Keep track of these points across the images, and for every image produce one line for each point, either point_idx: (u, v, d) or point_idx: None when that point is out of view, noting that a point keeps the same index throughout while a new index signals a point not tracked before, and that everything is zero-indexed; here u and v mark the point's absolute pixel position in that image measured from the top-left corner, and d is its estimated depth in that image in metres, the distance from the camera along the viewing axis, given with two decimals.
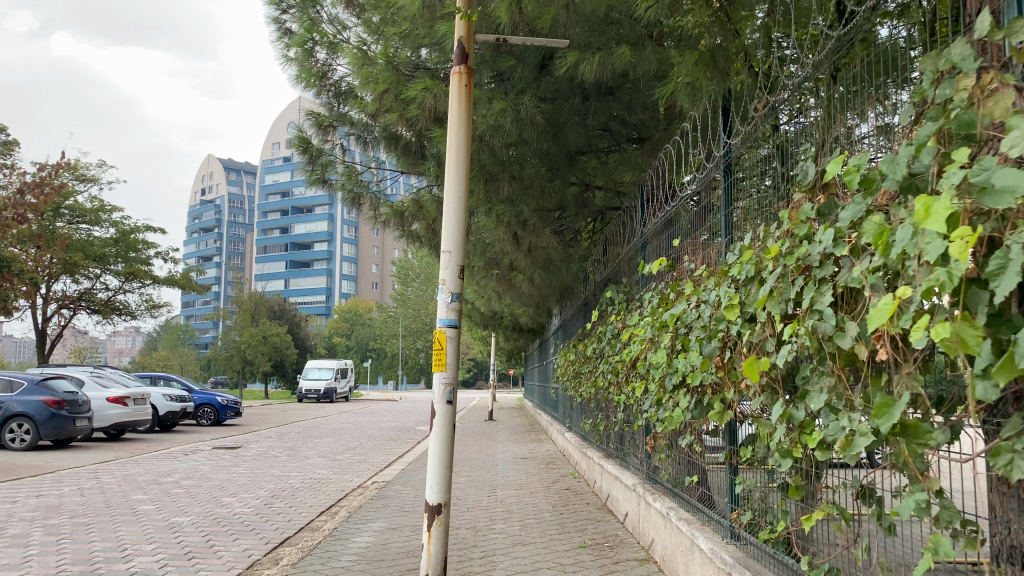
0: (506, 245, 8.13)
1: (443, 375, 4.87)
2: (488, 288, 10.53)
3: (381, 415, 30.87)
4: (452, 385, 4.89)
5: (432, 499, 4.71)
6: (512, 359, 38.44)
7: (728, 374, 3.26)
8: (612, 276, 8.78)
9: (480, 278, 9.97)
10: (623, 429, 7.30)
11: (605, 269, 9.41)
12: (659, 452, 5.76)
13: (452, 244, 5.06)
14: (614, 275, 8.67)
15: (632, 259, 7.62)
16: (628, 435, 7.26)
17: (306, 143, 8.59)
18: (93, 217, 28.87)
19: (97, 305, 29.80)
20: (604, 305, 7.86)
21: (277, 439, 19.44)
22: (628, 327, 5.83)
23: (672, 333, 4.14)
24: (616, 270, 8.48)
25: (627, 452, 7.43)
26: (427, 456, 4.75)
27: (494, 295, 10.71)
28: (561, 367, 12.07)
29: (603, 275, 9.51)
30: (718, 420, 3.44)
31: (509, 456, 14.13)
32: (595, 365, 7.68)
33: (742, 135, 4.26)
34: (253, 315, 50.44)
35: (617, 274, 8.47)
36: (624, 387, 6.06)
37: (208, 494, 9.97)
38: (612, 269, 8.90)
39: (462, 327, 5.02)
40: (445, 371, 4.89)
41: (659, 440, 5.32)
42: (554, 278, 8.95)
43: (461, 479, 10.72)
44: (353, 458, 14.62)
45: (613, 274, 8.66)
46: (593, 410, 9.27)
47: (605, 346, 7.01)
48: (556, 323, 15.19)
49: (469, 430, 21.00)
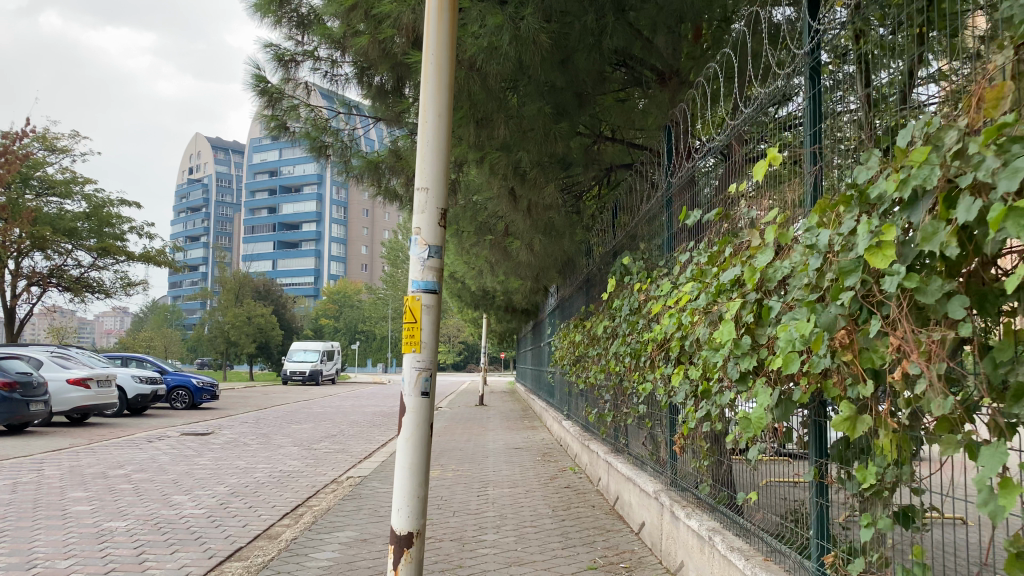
0: (501, 204, 6.92)
1: (417, 358, 3.69)
2: (480, 257, 9.30)
3: (367, 399, 29.71)
4: (428, 371, 3.71)
5: (401, 525, 3.55)
6: (502, 342, 37.16)
7: (863, 358, 2.07)
8: (622, 246, 7.59)
9: (471, 247, 8.75)
10: (642, 422, 6.15)
11: (614, 236, 8.19)
12: (695, 455, 4.60)
13: (429, 181, 3.88)
14: (625, 243, 7.49)
15: (650, 224, 6.44)
16: (647, 431, 6.11)
17: (264, 83, 7.16)
18: (63, 189, 27.31)
19: (67, 282, 28.38)
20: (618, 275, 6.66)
21: (253, 425, 18.18)
22: (657, 297, 4.63)
23: (741, 297, 2.93)
24: (629, 237, 7.28)
25: (645, 451, 6.28)
26: (396, 466, 3.59)
27: (487, 266, 9.46)
28: (561, 349, 10.84)
29: (612, 244, 8.30)
30: (839, 429, 2.28)
31: (502, 445, 12.95)
32: (606, 346, 6.51)
33: (840, 16, 3.02)
34: (238, 295, 49.00)
35: (631, 242, 7.28)
36: (649, 372, 4.88)
37: (158, 492, 8.73)
38: (622, 237, 7.71)
39: (441, 294, 3.84)
40: (419, 352, 3.70)
41: (700, 443, 4.16)
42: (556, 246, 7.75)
43: (447, 475, 9.51)
44: (332, 448, 13.40)
45: (625, 241, 7.47)
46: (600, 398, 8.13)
47: (621, 324, 5.83)
48: (554, 301, 14.00)
49: (460, 416, 19.88)
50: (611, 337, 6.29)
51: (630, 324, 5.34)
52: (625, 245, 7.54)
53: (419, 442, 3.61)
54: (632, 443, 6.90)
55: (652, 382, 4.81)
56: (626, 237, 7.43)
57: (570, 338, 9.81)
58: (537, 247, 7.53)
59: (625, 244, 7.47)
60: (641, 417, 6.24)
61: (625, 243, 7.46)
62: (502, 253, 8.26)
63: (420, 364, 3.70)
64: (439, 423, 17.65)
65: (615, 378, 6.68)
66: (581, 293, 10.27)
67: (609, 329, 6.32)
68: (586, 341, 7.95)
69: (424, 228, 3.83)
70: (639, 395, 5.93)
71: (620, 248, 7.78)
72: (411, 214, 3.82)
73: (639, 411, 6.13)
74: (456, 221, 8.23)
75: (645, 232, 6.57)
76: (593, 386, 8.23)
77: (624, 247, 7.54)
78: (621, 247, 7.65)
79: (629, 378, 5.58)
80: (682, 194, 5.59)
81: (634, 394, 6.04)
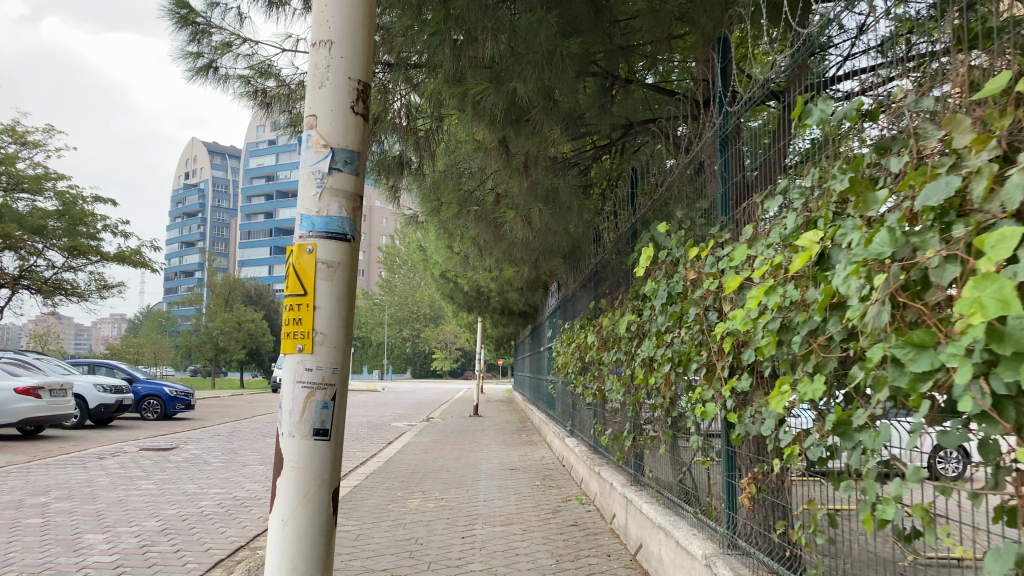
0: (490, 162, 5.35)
1: (306, 361, 3.00)
2: (467, 239, 7.77)
3: (356, 408, 28.09)
4: (321, 380, 3.01)
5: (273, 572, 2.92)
6: (498, 349, 35.72)
7: None
8: (643, 224, 6.01)
9: (455, 228, 7.22)
10: (687, 450, 4.55)
11: (631, 215, 6.62)
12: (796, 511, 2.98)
13: (337, 35, 3.12)
14: (646, 219, 5.91)
15: (689, 185, 4.86)
16: (698, 464, 4.49)
17: (183, 8, 5.54)
18: (32, 184, 25.60)
19: (38, 284, 26.66)
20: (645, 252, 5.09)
21: (224, 438, 16.55)
22: (729, 269, 3.06)
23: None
24: (652, 211, 5.70)
25: (692, 490, 4.66)
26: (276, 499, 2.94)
27: (478, 254, 7.92)
28: (563, 355, 9.26)
29: (629, 225, 6.75)
30: None
31: (495, 465, 11.37)
32: (631, 349, 4.92)
33: None
34: (228, 299, 47.33)
35: (654, 217, 5.70)
36: (708, 385, 3.26)
37: (68, 531, 7.06)
38: (642, 212, 6.13)
39: (350, 271, 3.08)
40: (309, 353, 3.00)
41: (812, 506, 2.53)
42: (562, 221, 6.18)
43: (429, 507, 7.91)
44: None
45: (646, 217, 5.89)
46: (619, 410, 6.51)
47: (653, 317, 4.29)
48: (555, 299, 12.47)
49: (454, 428, 18.34)
50: (640, 342, 4.66)
51: (673, 316, 3.75)
52: (646, 223, 5.96)
53: (303, 517, 2.89)
54: (666, 476, 5.27)
55: (716, 402, 3.20)
56: (648, 210, 5.85)
57: (576, 341, 8.22)
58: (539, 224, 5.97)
59: (647, 220, 5.88)
60: (680, 441, 4.64)
61: (647, 219, 5.88)
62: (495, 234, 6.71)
63: (307, 383, 3.00)
64: (430, 437, 16.04)
65: (643, 397, 5.06)
66: (588, 289, 8.73)
67: (635, 326, 4.69)
68: (596, 341, 6.32)
69: (322, 113, 3.13)
70: (679, 410, 4.31)
71: (639, 226, 6.20)
72: (308, 80, 3.13)
73: (683, 434, 4.54)
74: (435, 195, 6.67)
75: (681, 197, 4.99)
76: (609, 399, 6.62)
77: (645, 226, 5.96)
78: (642, 225, 6.07)
79: (669, 390, 4.01)
80: (732, 138, 4.05)
81: (674, 409, 4.45)
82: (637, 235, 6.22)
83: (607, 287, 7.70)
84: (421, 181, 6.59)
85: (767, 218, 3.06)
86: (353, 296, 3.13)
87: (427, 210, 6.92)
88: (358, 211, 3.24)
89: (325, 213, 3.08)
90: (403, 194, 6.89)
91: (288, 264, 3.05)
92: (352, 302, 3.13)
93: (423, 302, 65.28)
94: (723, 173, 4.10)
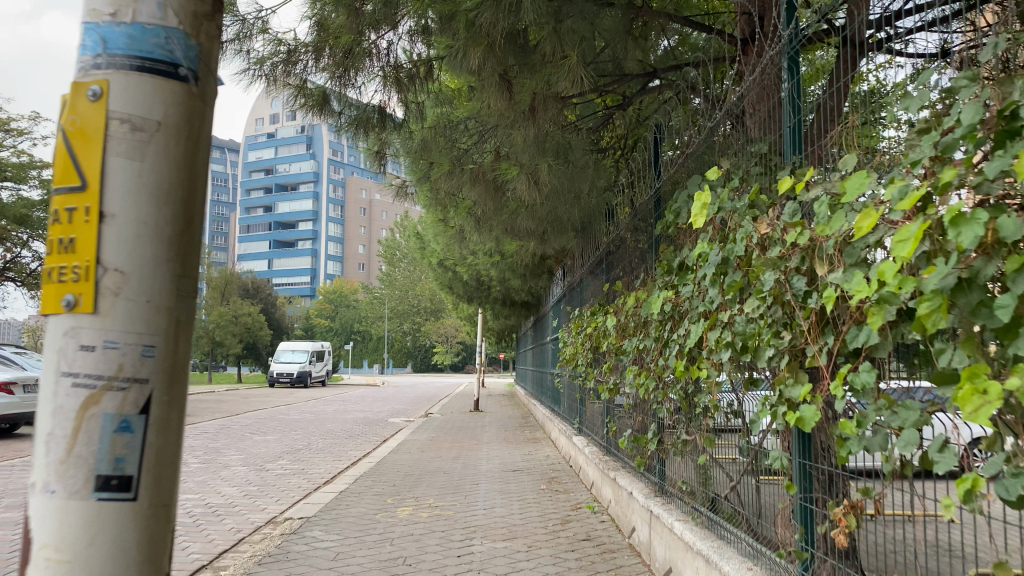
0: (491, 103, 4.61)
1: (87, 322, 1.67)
2: (464, 209, 6.96)
3: (352, 403, 27.21)
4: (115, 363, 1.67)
5: None
6: (499, 342, 34.88)
7: None
8: (668, 186, 5.17)
9: (449, 195, 6.44)
10: (743, 453, 3.62)
11: (653, 181, 5.78)
12: None
13: None
14: (671, 182, 5.09)
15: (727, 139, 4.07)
16: (754, 476, 3.58)
17: None
18: (15, 172, 24.60)
19: (23, 276, 25.69)
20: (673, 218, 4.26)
21: (210, 436, 15.69)
22: (831, 210, 2.20)
23: None
24: (678, 170, 4.87)
25: (748, 508, 3.71)
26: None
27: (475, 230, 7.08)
28: (571, 347, 8.37)
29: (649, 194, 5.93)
30: None
31: (495, 465, 10.47)
32: (662, 332, 4.03)
33: None
34: (224, 293, 46.44)
35: (683, 175, 4.85)
36: (792, 378, 2.37)
37: (7, 547, 6.17)
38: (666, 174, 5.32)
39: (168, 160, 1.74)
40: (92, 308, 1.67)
41: None
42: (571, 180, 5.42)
43: (422, 517, 7.00)
44: (288, 470, 10.88)
45: (670, 180, 5.06)
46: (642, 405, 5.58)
47: (695, 290, 3.44)
48: (560, 287, 11.64)
49: (453, 424, 17.48)
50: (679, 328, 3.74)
51: (732, 290, 2.83)
52: (671, 185, 5.11)
53: None
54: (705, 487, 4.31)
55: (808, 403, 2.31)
56: (674, 168, 5.02)
57: (587, 328, 7.34)
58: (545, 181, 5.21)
59: (672, 180, 5.05)
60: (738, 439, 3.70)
61: (672, 181, 5.04)
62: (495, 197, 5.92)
63: (87, 380, 1.65)
64: (427, 434, 15.16)
65: (679, 391, 4.13)
66: (598, 272, 7.87)
67: (669, 303, 3.81)
68: (613, 322, 5.40)
69: None
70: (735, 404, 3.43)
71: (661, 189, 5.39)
72: None
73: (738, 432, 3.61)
74: (423, 154, 5.99)
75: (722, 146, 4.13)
76: (630, 394, 5.71)
77: (669, 189, 5.14)
78: (665, 189, 5.25)
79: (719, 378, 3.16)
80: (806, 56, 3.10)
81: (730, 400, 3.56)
82: (661, 200, 5.38)
83: (622, 267, 6.83)
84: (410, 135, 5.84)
85: (886, 151, 2.28)
86: (186, 201, 1.76)
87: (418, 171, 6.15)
88: (205, 42, 1.88)
89: (132, 19, 1.76)
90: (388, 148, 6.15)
91: (56, 130, 1.73)
92: (188, 212, 1.77)
93: (424, 295, 64.45)
94: (792, 100, 3.12)
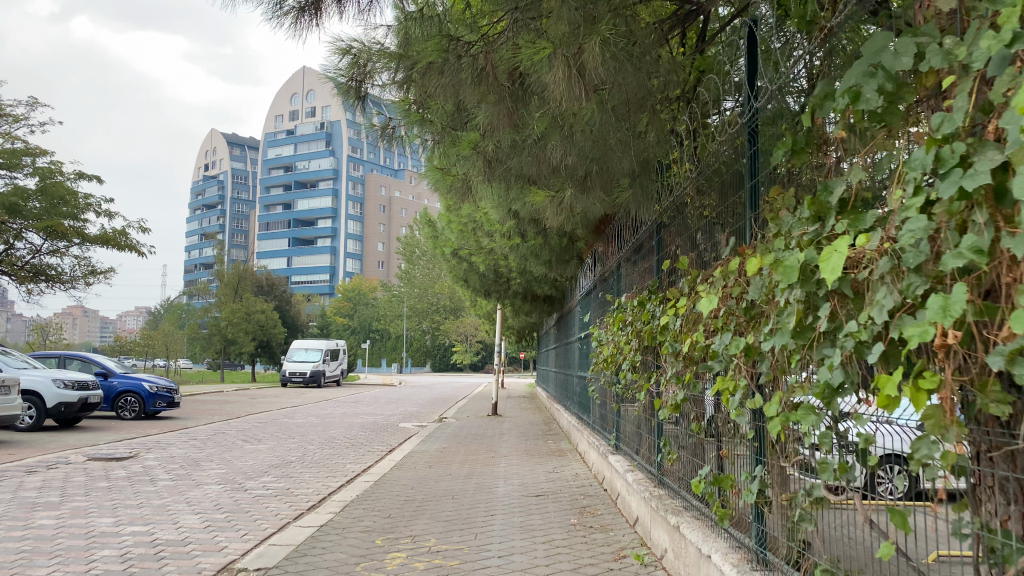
0: None
1: None
2: (468, 145, 5.66)
3: (365, 405, 25.58)
4: None
5: None
6: (519, 341, 33.13)
7: None
8: (761, 105, 3.61)
9: (455, 108, 5.22)
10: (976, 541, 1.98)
11: (746, 89, 4.11)
12: None
13: None
14: (764, 103, 3.56)
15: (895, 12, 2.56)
16: None
17: None
18: (11, 160, 23.18)
19: (19, 270, 24.31)
20: (818, 131, 2.67)
21: (198, 443, 14.09)
22: None
23: None
24: (773, 85, 3.31)
25: None
26: None
27: (486, 178, 5.78)
28: (610, 346, 6.70)
29: (727, 135, 4.56)
30: None
31: (515, 487, 8.72)
32: (808, 322, 2.27)
33: None
34: (237, 290, 45.15)
35: (802, 105, 3.15)
36: None
37: None
38: (760, 92, 3.73)
39: None
40: None
41: None
42: (620, 83, 4.23)
43: (417, 572, 5.24)
44: (269, 491, 9.20)
45: (765, 98, 3.49)
46: (732, 424, 3.86)
47: (925, 229, 1.70)
48: (591, 277, 9.99)
49: (469, 430, 15.78)
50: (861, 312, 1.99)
51: None
52: (767, 108, 3.61)
53: None
54: None
55: None
56: (775, 89, 3.41)
57: (635, 320, 5.73)
58: (592, 71, 3.98)
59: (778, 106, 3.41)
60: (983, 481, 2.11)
61: (773, 110, 3.44)
62: (509, 105, 4.78)
63: None
64: (438, 444, 13.50)
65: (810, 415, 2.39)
66: (650, 248, 6.49)
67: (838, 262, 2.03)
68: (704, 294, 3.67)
69: None
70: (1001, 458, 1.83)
71: (756, 117, 3.74)
72: None
73: (966, 503, 2.00)
74: (408, 52, 4.74)
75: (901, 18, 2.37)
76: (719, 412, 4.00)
77: (772, 129, 3.46)
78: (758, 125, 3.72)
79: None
80: None
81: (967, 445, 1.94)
82: (754, 136, 3.75)
83: (682, 238, 5.48)
84: (397, 27, 4.74)
85: None
86: None
87: (409, 84, 4.95)
88: None
89: None
90: (375, 71, 5.15)
91: None
92: None
93: (442, 293, 62.89)
94: None
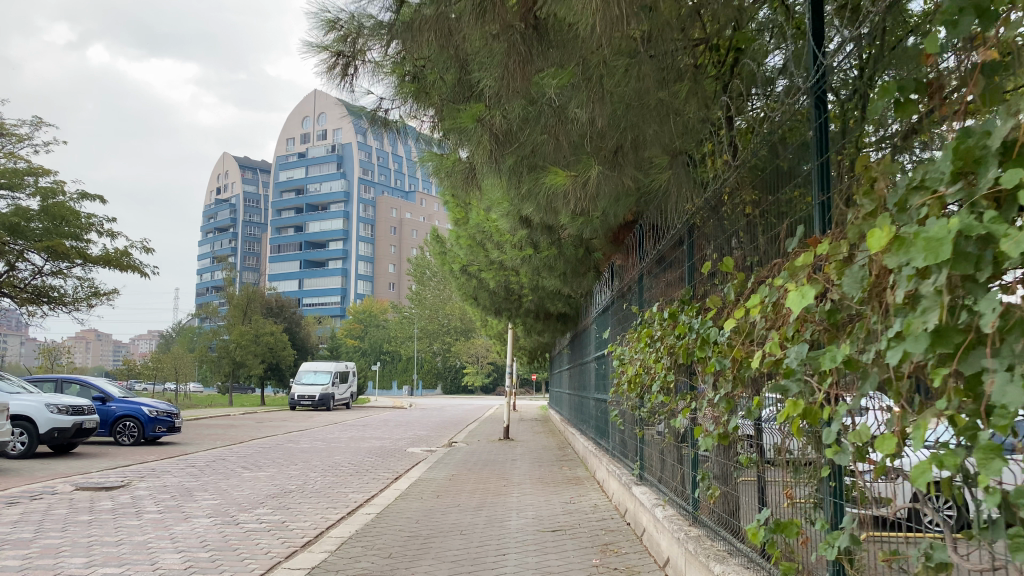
0: None
1: None
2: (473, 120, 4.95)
3: (373, 429, 24.81)
4: None
5: None
6: (531, 362, 32.33)
7: None
8: (831, 64, 2.93)
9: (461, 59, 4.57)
10: None
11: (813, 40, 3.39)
12: None
13: None
14: (837, 62, 2.86)
15: None
16: None
17: None
18: (14, 180, 22.76)
19: (21, 292, 23.80)
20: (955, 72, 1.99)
21: (195, 471, 13.39)
22: None
23: None
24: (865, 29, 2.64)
25: None
26: None
27: (493, 161, 5.08)
28: (634, 365, 6.00)
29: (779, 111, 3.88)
30: None
31: (529, 521, 7.95)
32: (965, 323, 1.60)
33: None
34: (246, 311, 44.63)
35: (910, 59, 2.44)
36: None
37: None
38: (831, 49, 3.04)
39: None
40: None
41: None
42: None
43: None
44: (263, 525, 8.49)
45: (846, 50, 2.79)
46: (804, 454, 3.14)
47: None
48: (608, 291, 9.31)
49: (480, 456, 15.03)
50: None
51: None
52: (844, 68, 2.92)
53: None
54: None
55: None
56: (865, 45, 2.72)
57: (666, 335, 5.02)
58: None
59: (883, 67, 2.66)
60: None
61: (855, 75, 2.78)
62: (521, 52, 4.22)
63: None
64: (447, 471, 12.76)
65: (945, 449, 1.72)
66: (677, 257, 5.79)
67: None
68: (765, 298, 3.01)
69: None
70: None
71: (823, 82, 3.05)
72: None
73: None
74: None
75: None
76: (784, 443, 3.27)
77: (856, 100, 2.76)
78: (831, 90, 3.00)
79: None
80: None
81: None
82: (820, 105, 3.05)
83: (717, 242, 4.77)
84: None
85: None
86: None
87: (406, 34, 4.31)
88: None
89: None
90: (366, 39, 4.69)
91: None
92: None
93: (454, 314, 62.22)
94: None
